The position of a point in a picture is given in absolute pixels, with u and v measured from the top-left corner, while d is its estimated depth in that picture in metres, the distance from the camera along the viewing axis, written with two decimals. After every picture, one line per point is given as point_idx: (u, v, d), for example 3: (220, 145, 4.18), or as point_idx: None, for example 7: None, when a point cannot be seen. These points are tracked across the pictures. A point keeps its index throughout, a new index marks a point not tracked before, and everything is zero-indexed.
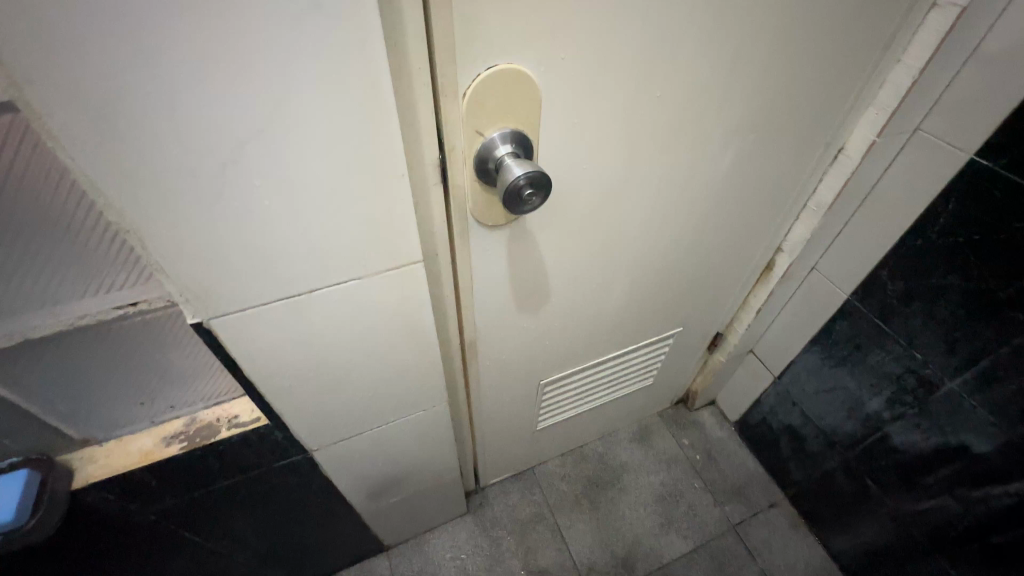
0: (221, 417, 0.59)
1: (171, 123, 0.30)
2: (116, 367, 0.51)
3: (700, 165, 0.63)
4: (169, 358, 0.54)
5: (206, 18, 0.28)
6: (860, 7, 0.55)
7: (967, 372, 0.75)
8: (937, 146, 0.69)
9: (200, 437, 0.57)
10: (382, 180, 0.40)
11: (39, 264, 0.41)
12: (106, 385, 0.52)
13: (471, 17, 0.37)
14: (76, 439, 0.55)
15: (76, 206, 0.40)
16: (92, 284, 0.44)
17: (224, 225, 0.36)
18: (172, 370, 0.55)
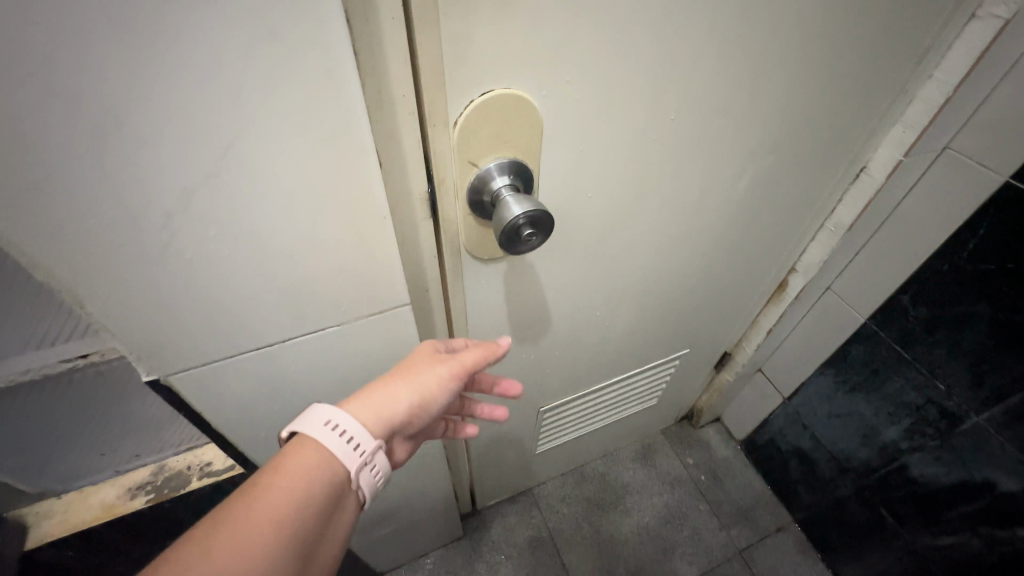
0: (191, 465, 0.64)
1: (103, 172, 0.26)
2: (73, 420, 0.60)
3: (714, 187, 0.58)
4: (130, 411, 0.62)
5: (139, 51, 0.23)
6: (895, 18, 0.50)
7: (995, 408, 0.70)
8: (968, 166, 0.64)
9: (169, 488, 0.63)
10: (361, 223, 0.35)
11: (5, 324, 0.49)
12: (67, 434, 0.60)
13: (463, 37, 0.32)
14: (31, 493, 0.62)
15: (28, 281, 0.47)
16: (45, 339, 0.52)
17: (174, 279, 0.32)
18: (134, 421, 0.63)
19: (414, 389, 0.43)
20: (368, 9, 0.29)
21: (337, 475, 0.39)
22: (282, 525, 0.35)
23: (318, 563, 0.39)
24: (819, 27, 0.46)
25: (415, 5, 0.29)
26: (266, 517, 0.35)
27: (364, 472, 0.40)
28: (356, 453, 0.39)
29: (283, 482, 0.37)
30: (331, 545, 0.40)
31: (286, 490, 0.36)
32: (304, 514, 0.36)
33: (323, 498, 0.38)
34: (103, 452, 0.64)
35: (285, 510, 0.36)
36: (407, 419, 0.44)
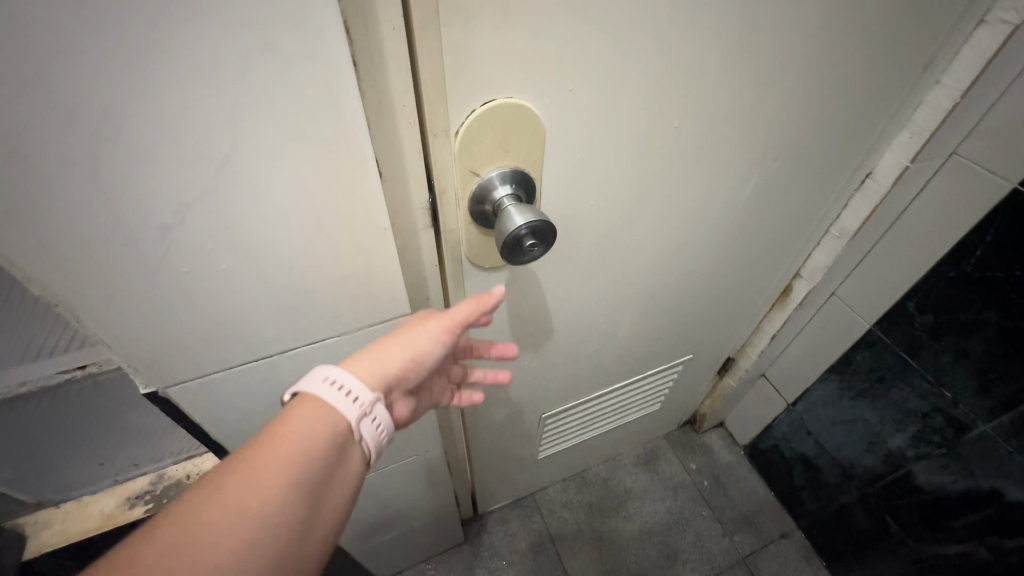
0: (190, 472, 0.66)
1: (97, 186, 0.26)
2: (69, 431, 0.60)
3: (718, 194, 0.58)
4: (129, 419, 0.62)
5: (136, 65, 0.23)
6: (902, 24, 0.50)
7: (1002, 417, 0.69)
8: (976, 173, 0.63)
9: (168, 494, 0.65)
10: (361, 234, 0.35)
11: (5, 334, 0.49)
12: (62, 444, 0.61)
13: (464, 46, 0.31)
14: (30, 502, 0.64)
15: (18, 290, 0.47)
16: (42, 350, 0.51)
17: (171, 291, 0.32)
18: (133, 429, 0.63)
19: (410, 343, 0.41)
20: (368, 19, 0.29)
21: (336, 434, 0.37)
22: (280, 486, 0.33)
23: (323, 530, 0.36)
24: (827, 32, 0.46)
25: (416, 14, 0.29)
26: (263, 477, 0.33)
27: (365, 427, 0.38)
28: (355, 405, 0.38)
29: (281, 441, 0.35)
30: (337, 510, 0.37)
31: (284, 451, 0.34)
32: (302, 475, 0.34)
33: (323, 457, 0.36)
34: (100, 462, 0.64)
35: (283, 470, 0.34)
36: (407, 372, 0.42)
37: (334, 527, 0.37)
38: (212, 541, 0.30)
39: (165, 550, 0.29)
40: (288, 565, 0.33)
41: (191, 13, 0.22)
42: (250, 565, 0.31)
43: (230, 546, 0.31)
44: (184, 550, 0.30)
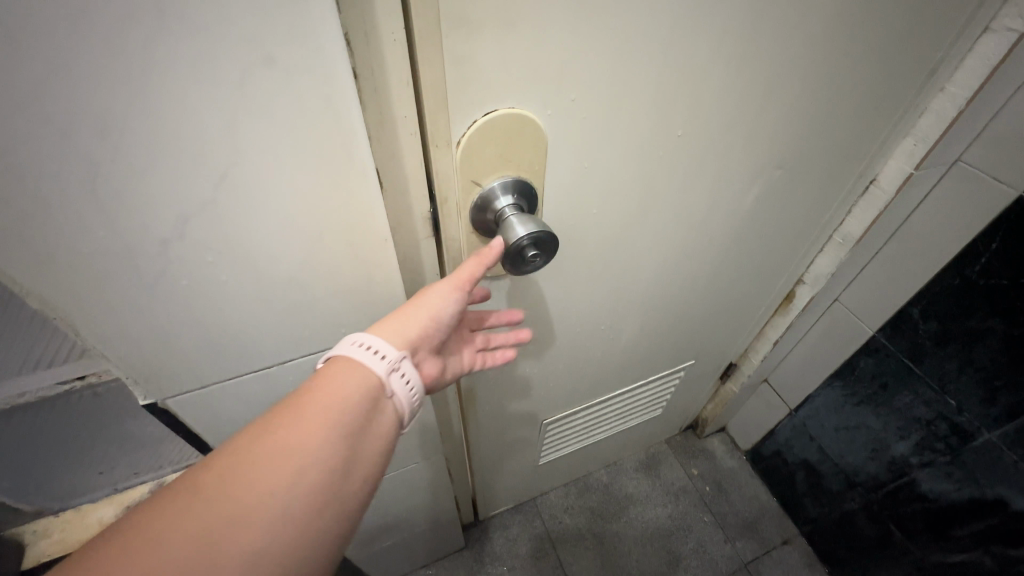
0: None
1: (94, 200, 0.25)
2: (67, 445, 0.61)
3: (721, 203, 0.58)
4: (124, 431, 0.62)
5: (134, 78, 0.23)
6: (907, 33, 0.50)
7: (1007, 425, 0.69)
8: (981, 180, 0.63)
9: None
10: (361, 245, 0.35)
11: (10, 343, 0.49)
12: (61, 457, 0.62)
13: (466, 58, 0.31)
14: (31, 510, 0.66)
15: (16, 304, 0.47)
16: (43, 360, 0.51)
17: (170, 303, 0.32)
18: (129, 442, 0.64)
19: (427, 306, 0.39)
20: (369, 31, 0.28)
21: (370, 387, 0.35)
22: (320, 431, 0.32)
23: (367, 479, 0.34)
24: (833, 40, 0.46)
25: (418, 26, 0.29)
26: (302, 422, 0.32)
27: (396, 383, 0.36)
28: (382, 362, 0.36)
29: (319, 390, 0.34)
30: (378, 461, 0.35)
31: (322, 400, 0.33)
32: (340, 422, 0.33)
33: (360, 407, 0.34)
34: (100, 471, 0.66)
35: (322, 416, 0.33)
36: (430, 332, 0.40)
37: (377, 478, 0.35)
38: (256, 481, 0.30)
39: (212, 487, 0.29)
40: (332, 511, 0.32)
41: (192, 28, 0.22)
42: (293, 507, 0.30)
43: (273, 486, 0.30)
44: (230, 488, 0.29)
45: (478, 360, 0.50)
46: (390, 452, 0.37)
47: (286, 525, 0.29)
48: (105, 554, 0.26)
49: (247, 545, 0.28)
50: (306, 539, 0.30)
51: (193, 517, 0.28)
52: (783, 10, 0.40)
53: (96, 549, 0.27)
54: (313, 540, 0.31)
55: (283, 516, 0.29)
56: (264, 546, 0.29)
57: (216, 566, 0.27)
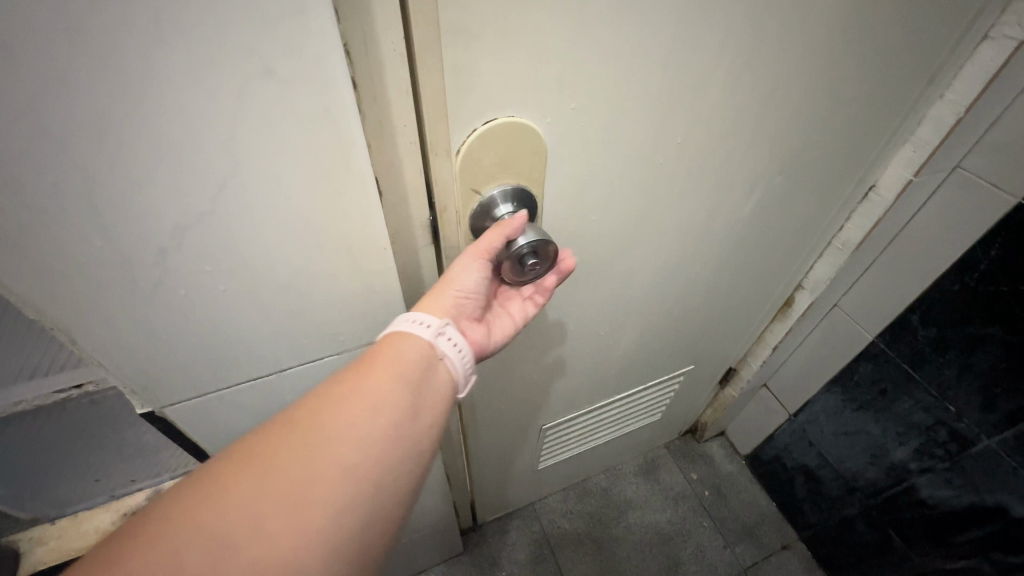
0: None
1: (91, 210, 0.25)
2: (75, 447, 0.66)
3: (720, 210, 0.58)
4: (123, 435, 0.67)
5: (134, 90, 0.23)
6: (906, 41, 0.50)
7: (1007, 432, 0.69)
8: (980, 186, 0.63)
9: None
10: (359, 254, 0.35)
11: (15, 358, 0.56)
12: (67, 458, 0.67)
13: (466, 67, 0.31)
14: (25, 517, 0.68)
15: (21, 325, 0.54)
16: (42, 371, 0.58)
17: (166, 313, 0.32)
18: (128, 446, 0.68)
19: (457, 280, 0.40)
20: (368, 40, 0.28)
21: (422, 349, 0.38)
22: (391, 380, 0.36)
23: (432, 420, 0.38)
24: (834, 48, 0.46)
25: (418, 36, 0.29)
26: (373, 369, 0.36)
27: (445, 346, 0.39)
28: (427, 330, 0.38)
29: (383, 347, 0.37)
30: (439, 408, 0.38)
31: (387, 355, 0.37)
32: (404, 370, 0.36)
33: (418, 361, 0.38)
34: (98, 478, 0.70)
35: (389, 364, 0.36)
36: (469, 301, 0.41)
37: (440, 422, 0.38)
38: (339, 419, 0.34)
39: (302, 419, 0.33)
40: (403, 443, 0.36)
41: (189, 41, 0.22)
42: (373, 439, 0.34)
43: (353, 423, 0.34)
44: (318, 419, 0.33)
45: (529, 308, 0.48)
46: (450, 399, 0.40)
47: (367, 449, 0.34)
48: (225, 467, 0.31)
49: (336, 463, 0.32)
50: (384, 464, 0.34)
51: (289, 445, 0.32)
52: (782, 20, 0.41)
53: (214, 464, 0.32)
54: (390, 465, 0.35)
55: (364, 441, 0.34)
56: (351, 465, 0.33)
57: (314, 482, 0.32)
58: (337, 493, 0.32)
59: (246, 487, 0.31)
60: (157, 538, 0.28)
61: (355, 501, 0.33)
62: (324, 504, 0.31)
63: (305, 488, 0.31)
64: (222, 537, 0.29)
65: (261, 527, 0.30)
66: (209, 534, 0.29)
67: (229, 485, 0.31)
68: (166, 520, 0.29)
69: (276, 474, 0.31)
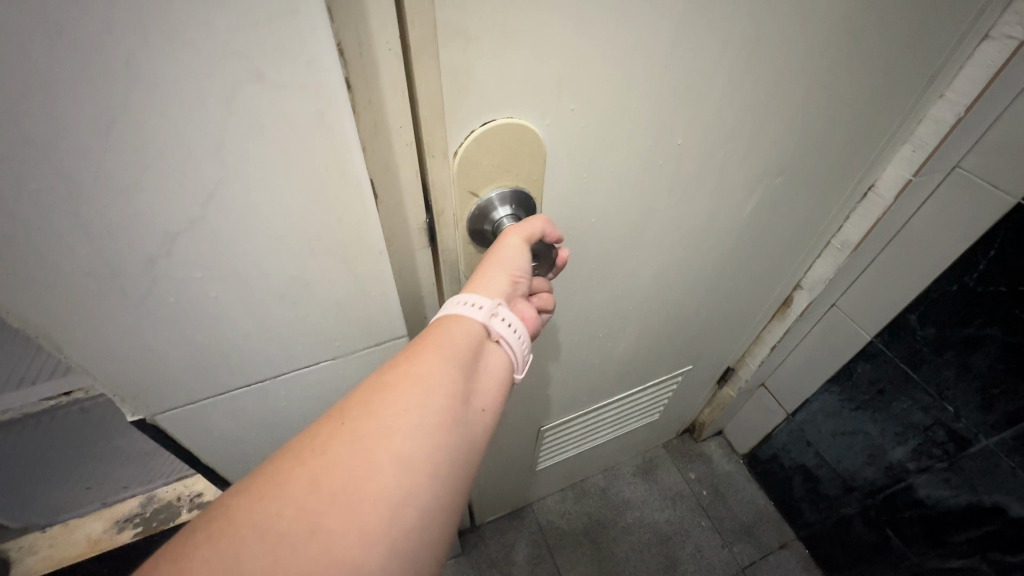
0: (181, 495, 0.79)
1: (77, 219, 0.25)
2: (76, 456, 0.72)
3: (720, 213, 0.58)
4: (121, 443, 0.73)
5: (119, 92, 0.22)
6: (906, 42, 0.50)
7: (1006, 432, 0.69)
8: (979, 187, 0.62)
9: (159, 520, 0.77)
10: (355, 259, 0.34)
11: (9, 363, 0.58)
12: (62, 466, 0.72)
13: (464, 69, 0.31)
14: (18, 526, 0.74)
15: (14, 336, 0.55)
16: (30, 378, 0.60)
17: (156, 321, 0.31)
18: (124, 454, 0.74)
19: (504, 258, 0.37)
20: (362, 39, 0.28)
21: (475, 331, 0.35)
22: (440, 359, 0.33)
23: (486, 405, 0.34)
24: (833, 49, 0.45)
25: (414, 36, 0.28)
26: (421, 354, 0.33)
27: (500, 326, 0.36)
28: (480, 310, 0.35)
29: (431, 331, 0.35)
30: (493, 392, 0.35)
31: (435, 338, 0.34)
32: (455, 349, 0.34)
33: (471, 342, 0.35)
34: (89, 485, 0.75)
35: (437, 348, 0.33)
36: (519, 279, 0.38)
37: (495, 408, 0.35)
38: (388, 402, 0.30)
39: (354, 408, 0.30)
40: (461, 427, 0.31)
41: (176, 47, 0.21)
42: (429, 420, 0.30)
43: (405, 405, 0.30)
44: (371, 406, 0.30)
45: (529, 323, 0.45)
46: (504, 382, 0.36)
47: (426, 437, 0.29)
48: (281, 461, 0.28)
49: (394, 455, 0.28)
50: (443, 454, 0.30)
51: (338, 439, 0.28)
52: (784, 20, 0.40)
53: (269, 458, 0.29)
54: (451, 455, 0.30)
55: (421, 429, 0.29)
56: (409, 456, 0.29)
57: (371, 473, 0.28)
58: (399, 488, 0.28)
59: (302, 483, 0.27)
60: (220, 541, 0.25)
61: (419, 496, 0.28)
62: (386, 501, 0.27)
63: (363, 485, 0.27)
64: (284, 540, 0.25)
65: (322, 527, 0.26)
66: (269, 538, 0.25)
67: (286, 480, 0.27)
68: (229, 518, 0.26)
69: (331, 469, 0.27)
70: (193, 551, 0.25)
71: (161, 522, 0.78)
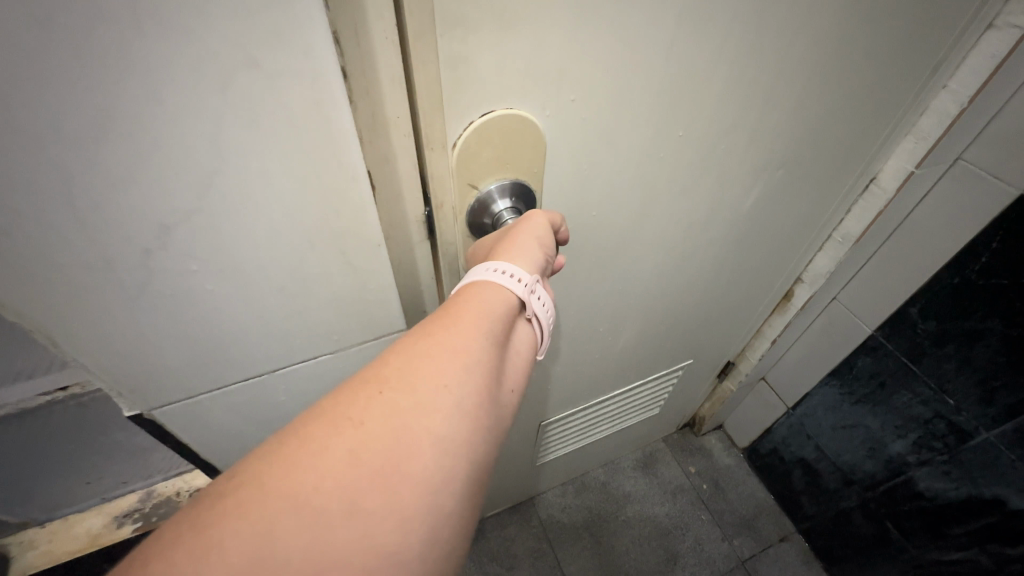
0: (180, 490, 0.78)
1: (70, 210, 0.24)
2: (72, 456, 0.72)
3: (721, 206, 0.57)
4: (117, 439, 0.73)
5: (111, 79, 0.21)
6: (909, 33, 0.49)
7: (1006, 425, 0.68)
8: (981, 178, 0.62)
9: (156, 517, 0.76)
10: (353, 251, 0.34)
11: (8, 358, 0.56)
12: (59, 465, 0.73)
13: (463, 59, 0.30)
14: (18, 519, 0.75)
15: (13, 332, 0.54)
16: (30, 373, 0.59)
17: (152, 314, 0.31)
18: (120, 450, 0.74)
19: (536, 233, 0.36)
20: (359, 27, 0.27)
21: (511, 305, 0.33)
22: (481, 332, 0.30)
23: (513, 385, 0.32)
24: (836, 40, 0.45)
25: (412, 25, 0.27)
26: (460, 324, 0.30)
27: (536, 304, 0.34)
28: (520, 285, 0.33)
29: (465, 299, 0.32)
30: (520, 372, 0.33)
31: (472, 308, 0.31)
32: (493, 323, 0.31)
33: (506, 316, 0.32)
34: (89, 481, 0.76)
35: (477, 318, 0.31)
36: (547, 258, 0.36)
37: (520, 389, 0.33)
38: (429, 374, 0.28)
39: (393, 376, 0.27)
40: (495, 409, 0.30)
41: (170, 33, 0.21)
42: (470, 398, 0.28)
43: (448, 379, 0.28)
44: (411, 377, 0.27)
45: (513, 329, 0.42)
46: (528, 363, 0.35)
47: (466, 416, 0.27)
48: (311, 428, 0.25)
49: (436, 433, 0.26)
50: (480, 437, 0.28)
51: (376, 409, 0.26)
52: (787, 10, 0.39)
53: (293, 424, 0.26)
54: (487, 439, 0.28)
55: (462, 407, 0.27)
56: (450, 436, 0.26)
57: (414, 450, 0.25)
58: (438, 472, 0.25)
59: (339, 455, 0.24)
60: (249, 511, 0.22)
61: (457, 482, 0.26)
62: (427, 484, 0.25)
63: (403, 464, 0.25)
64: (317, 518, 0.22)
65: (360, 506, 0.23)
66: (301, 511, 0.22)
67: (322, 451, 0.24)
68: (249, 488, 0.23)
69: (372, 442, 0.25)
70: (216, 520, 0.22)
71: (161, 517, 0.77)
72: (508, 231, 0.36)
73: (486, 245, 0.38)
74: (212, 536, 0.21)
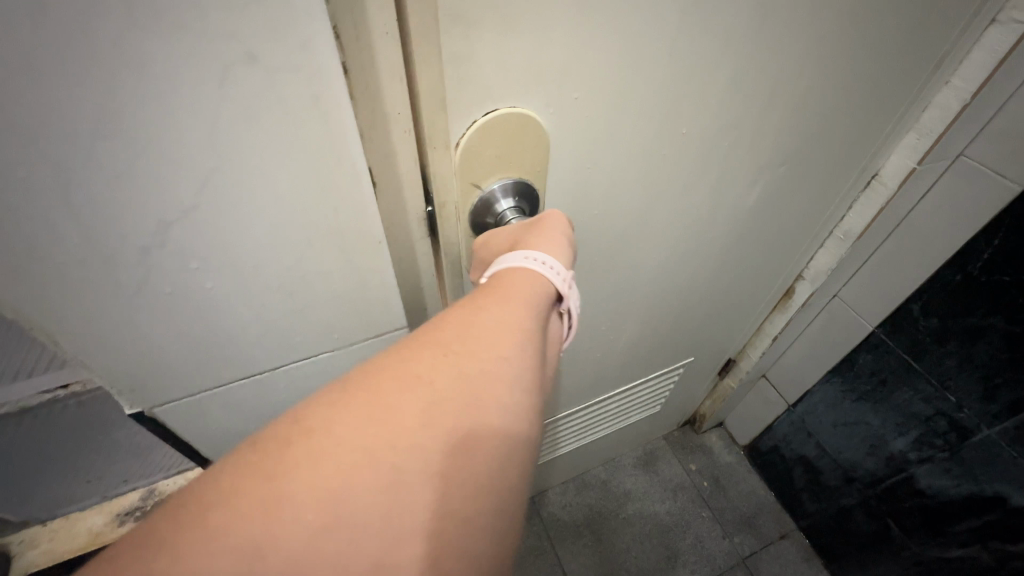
0: None
1: (67, 208, 0.24)
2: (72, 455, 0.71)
3: (723, 204, 0.57)
4: (116, 439, 0.71)
5: (112, 72, 0.21)
6: (912, 28, 0.49)
7: (1008, 422, 0.68)
8: (983, 174, 0.62)
9: None
10: (353, 248, 0.34)
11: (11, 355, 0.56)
12: (58, 464, 0.72)
13: (465, 56, 0.30)
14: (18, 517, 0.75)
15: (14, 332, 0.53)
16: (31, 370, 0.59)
17: (150, 312, 0.31)
18: (120, 450, 0.73)
19: (562, 230, 0.36)
20: (360, 24, 0.27)
21: (553, 293, 0.33)
22: (534, 312, 0.31)
23: (549, 369, 0.32)
24: (838, 35, 0.45)
25: (413, 22, 0.27)
26: (513, 301, 0.30)
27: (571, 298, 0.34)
28: (558, 277, 0.33)
29: (513, 279, 0.32)
30: (554, 362, 0.33)
31: (522, 289, 0.32)
32: (540, 305, 0.32)
33: (549, 302, 0.33)
34: (88, 480, 0.75)
35: (527, 298, 0.31)
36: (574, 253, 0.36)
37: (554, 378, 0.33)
38: (490, 346, 0.28)
39: (455, 344, 0.28)
40: (543, 389, 0.30)
41: (165, 27, 0.21)
42: (527, 373, 0.28)
43: (508, 352, 0.28)
44: (474, 346, 0.28)
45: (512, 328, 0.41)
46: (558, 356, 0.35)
47: (525, 389, 0.28)
48: (379, 384, 0.25)
49: (500, 402, 0.26)
50: (534, 413, 0.28)
51: (443, 373, 0.26)
52: (789, 6, 0.39)
53: (356, 381, 0.26)
54: (538, 416, 0.28)
55: (519, 380, 0.28)
56: (512, 407, 0.27)
57: (480, 416, 0.26)
58: (502, 442, 0.26)
59: (408, 414, 0.24)
60: (322, 461, 0.22)
61: (518, 454, 0.26)
62: (493, 452, 0.25)
63: (471, 429, 0.25)
64: (393, 475, 0.22)
65: (434, 466, 0.23)
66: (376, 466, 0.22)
67: (391, 407, 0.24)
68: (322, 436, 0.23)
69: (439, 403, 0.25)
70: (288, 470, 0.21)
71: None
72: (531, 224, 0.36)
73: (501, 240, 0.37)
74: (286, 485, 0.21)
